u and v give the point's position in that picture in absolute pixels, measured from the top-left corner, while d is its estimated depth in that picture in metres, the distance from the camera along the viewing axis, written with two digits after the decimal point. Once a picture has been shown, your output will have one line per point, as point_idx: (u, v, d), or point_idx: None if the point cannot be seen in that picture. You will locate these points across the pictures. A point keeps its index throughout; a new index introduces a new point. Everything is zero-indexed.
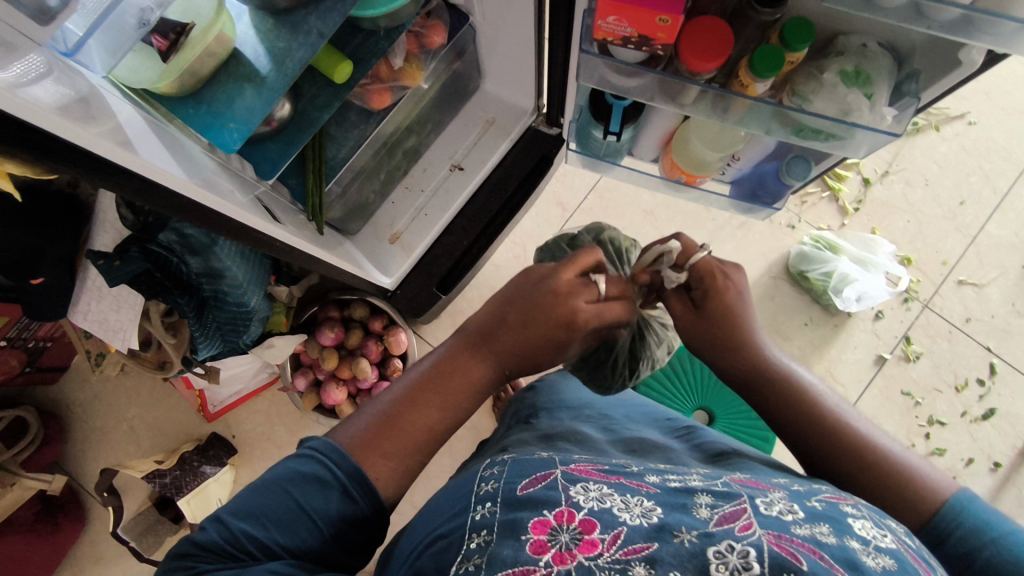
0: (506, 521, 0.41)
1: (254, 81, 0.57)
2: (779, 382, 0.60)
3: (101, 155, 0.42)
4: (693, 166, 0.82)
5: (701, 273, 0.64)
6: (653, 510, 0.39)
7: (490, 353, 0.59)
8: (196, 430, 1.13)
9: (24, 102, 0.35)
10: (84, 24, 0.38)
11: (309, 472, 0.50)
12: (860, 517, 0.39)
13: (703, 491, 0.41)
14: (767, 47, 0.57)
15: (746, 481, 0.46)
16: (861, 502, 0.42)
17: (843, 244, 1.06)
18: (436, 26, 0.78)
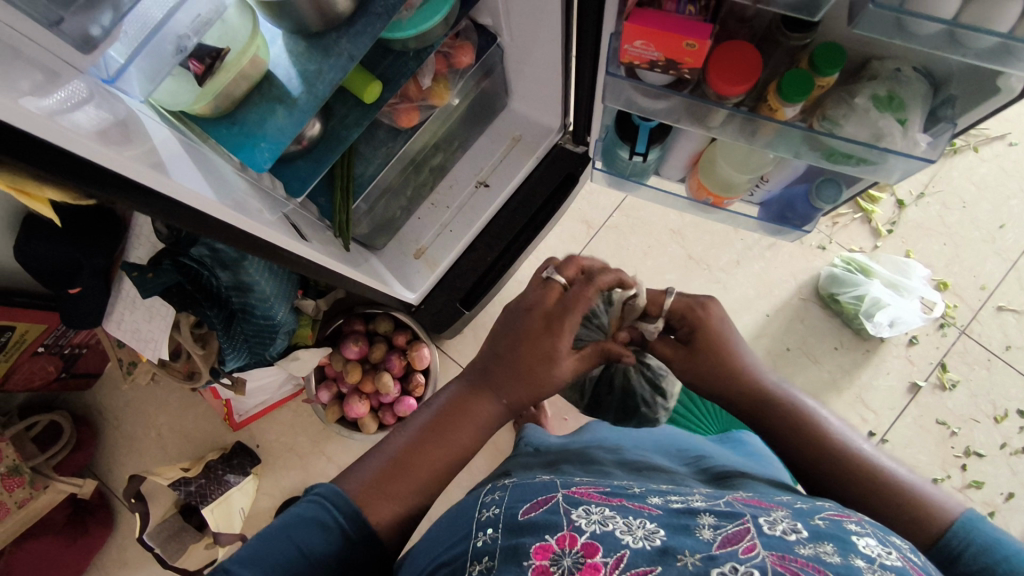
0: (509, 546, 0.42)
1: (285, 102, 0.58)
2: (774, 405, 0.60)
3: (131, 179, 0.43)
4: (721, 187, 0.81)
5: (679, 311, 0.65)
6: (655, 532, 0.40)
7: (497, 400, 0.62)
8: (222, 439, 1.14)
9: (60, 129, 0.36)
10: (124, 52, 0.40)
11: (311, 516, 0.53)
12: (864, 535, 0.40)
13: (705, 511, 0.42)
14: (796, 71, 0.56)
15: (748, 501, 0.47)
16: (865, 519, 0.43)
17: (875, 267, 1.04)
18: (464, 47, 0.78)
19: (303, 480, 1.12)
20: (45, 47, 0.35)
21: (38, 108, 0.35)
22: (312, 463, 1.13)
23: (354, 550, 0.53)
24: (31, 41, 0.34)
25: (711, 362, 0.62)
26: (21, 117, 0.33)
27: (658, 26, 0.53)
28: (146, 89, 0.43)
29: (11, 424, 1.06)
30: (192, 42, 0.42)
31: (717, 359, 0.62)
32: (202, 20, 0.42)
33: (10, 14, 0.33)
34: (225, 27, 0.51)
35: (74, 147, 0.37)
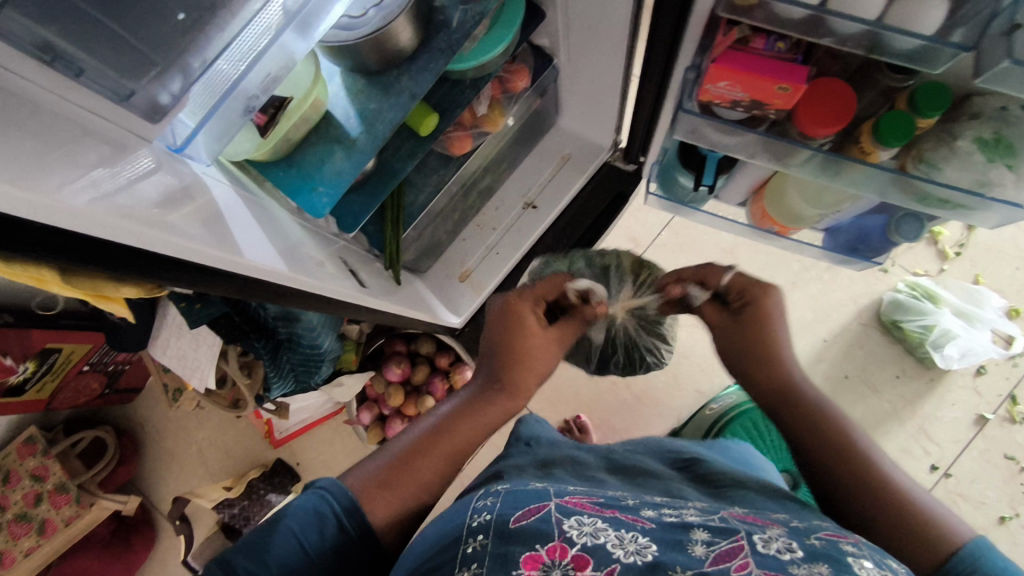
0: (498, 553, 0.36)
1: (344, 143, 0.55)
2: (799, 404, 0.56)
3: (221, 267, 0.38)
4: (789, 218, 0.76)
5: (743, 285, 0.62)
6: (647, 546, 0.36)
7: (503, 391, 0.61)
8: (262, 456, 1.14)
9: (122, 211, 0.31)
10: (194, 115, 0.37)
11: (309, 510, 0.49)
12: (863, 557, 0.36)
13: (700, 526, 0.38)
14: (895, 112, 0.52)
15: (746, 517, 0.42)
16: (862, 540, 0.39)
17: (943, 294, 0.99)
18: (521, 71, 0.75)
19: None
20: (112, 120, 0.33)
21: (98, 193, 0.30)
22: None
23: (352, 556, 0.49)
24: (97, 118, 0.32)
25: (757, 344, 0.60)
26: (82, 222, 0.28)
27: (747, 66, 0.48)
28: None
29: (56, 440, 1.07)
30: (260, 100, 0.40)
31: (761, 347, 0.60)
32: (272, 79, 0.40)
33: (78, 90, 0.31)
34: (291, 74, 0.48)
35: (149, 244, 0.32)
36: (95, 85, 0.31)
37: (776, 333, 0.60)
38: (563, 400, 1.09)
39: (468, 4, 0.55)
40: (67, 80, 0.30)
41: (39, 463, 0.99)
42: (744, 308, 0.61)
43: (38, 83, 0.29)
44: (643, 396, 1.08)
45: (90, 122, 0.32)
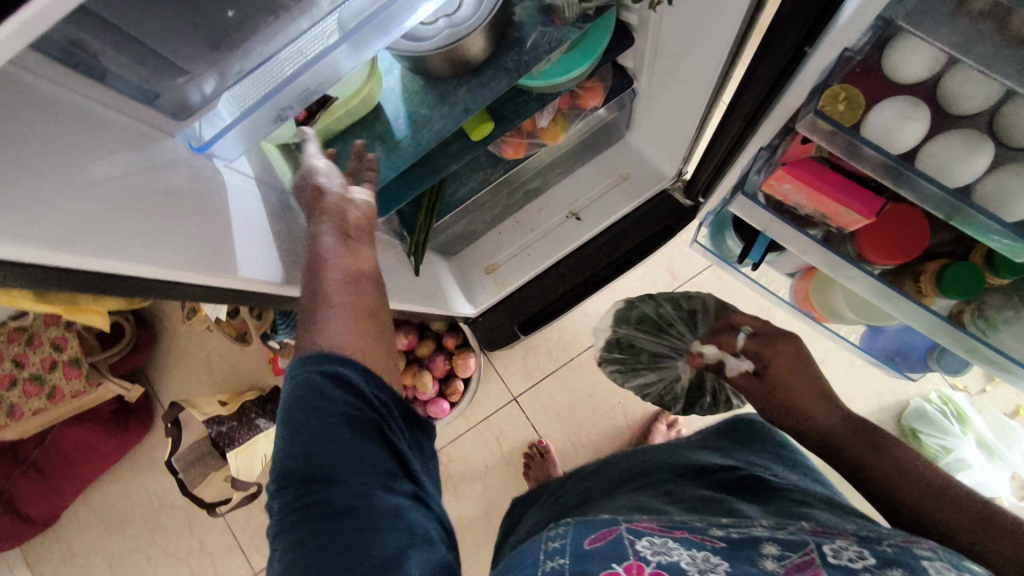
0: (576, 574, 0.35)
1: (387, 142, 0.55)
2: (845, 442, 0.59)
3: (224, 287, 0.38)
4: (826, 310, 0.71)
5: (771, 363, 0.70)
6: (720, 565, 0.34)
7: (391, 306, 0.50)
8: (263, 380, 1.18)
9: (112, 217, 0.30)
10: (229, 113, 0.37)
11: (303, 429, 0.40)
12: (932, 558, 0.35)
13: (769, 540, 0.37)
14: (966, 264, 0.47)
15: (814, 531, 0.40)
16: (935, 546, 0.37)
17: (974, 419, 0.94)
18: (594, 89, 0.71)
19: None
20: (141, 119, 0.34)
21: (106, 177, 0.30)
22: None
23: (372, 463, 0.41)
24: (124, 116, 0.33)
25: (790, 394, 0.66)
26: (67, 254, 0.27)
27: (817, 179, 0.45)
28: (240, 148, 0.40)
29: None
30: (293, 112, 0.39)
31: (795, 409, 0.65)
32: (308, 92, 0.38)
33: (105, 94, 0.32)
34: (346, 81, 0.47)
35: (122, 269, 0.31)
36: (124, 90, 0.32)
37: (796, 377, 0.67)
38: (558, 409, 1.10)
39: (547, 28, 0.51)
40: (91, 82, 0.30)
41: (61, 334, 1.04)
42: (769, 358, 0.70)
43: (59, 77, 0.29)
44: (636, 426, 1.08)
45: (115, 121, 0.32)
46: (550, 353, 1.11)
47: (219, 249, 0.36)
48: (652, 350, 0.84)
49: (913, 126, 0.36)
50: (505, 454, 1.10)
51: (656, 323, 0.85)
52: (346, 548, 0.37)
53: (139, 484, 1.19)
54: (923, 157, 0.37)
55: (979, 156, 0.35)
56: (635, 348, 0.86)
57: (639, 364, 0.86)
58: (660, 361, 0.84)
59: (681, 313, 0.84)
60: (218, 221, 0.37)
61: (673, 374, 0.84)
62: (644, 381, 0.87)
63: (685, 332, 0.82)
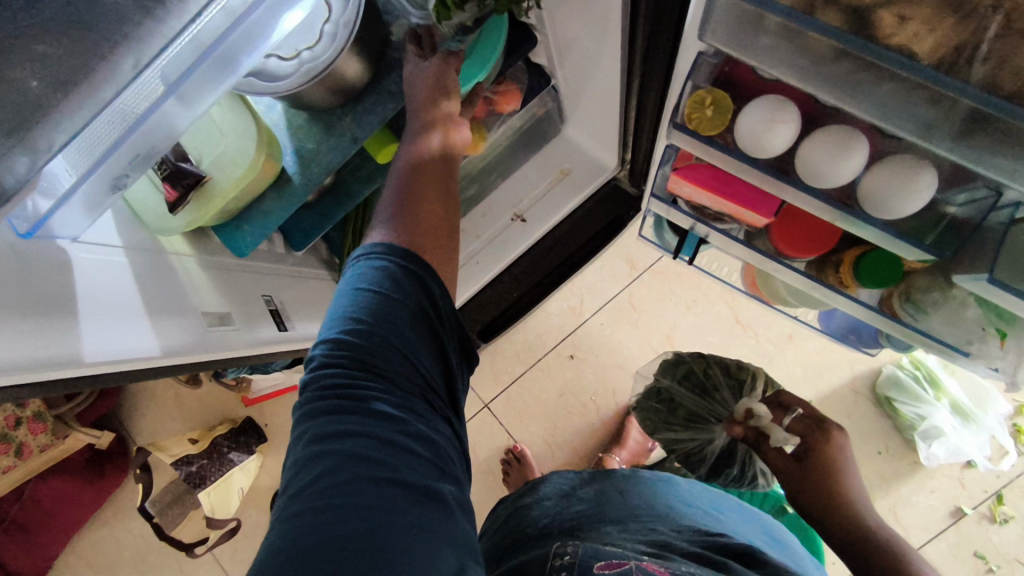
0: None
1: (277, 184, 0.52)
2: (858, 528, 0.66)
3: (80, 375, 0.35)
4: (773, 295, 0.69)
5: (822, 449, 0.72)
6: None
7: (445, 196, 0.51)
8: (234, 411, 1.16)
9: None
10: (69, 176, 0.34)
11: (377, 316, 0.41)
12: None
13: None
14: (882, 251, 0.45)
15: None
16: None
17: (947, 382, 0.92)
18: (509, 93, 0.68)
19: None
20: None
21: None
22: None
23: (422, 390, 0.42)
24: None
25: (827, 476, 0.70)
26: None
27: (715, 186, 0.42)
28: (84, 222, 0.37)
29: None
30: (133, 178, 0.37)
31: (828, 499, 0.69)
32: (143, 158, 0.36)
33: None
34: (221, 153, 0.44)
35: None
36: None
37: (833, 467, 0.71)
38: (531, 412, 1.08)
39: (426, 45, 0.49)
40: None
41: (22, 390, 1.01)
42: (812, 448, 0.72)
43: None
44: (611, 420, 1.06)
45: None
46: (517, 355, 1.09)
47: (67, 337, 0.34)
48: (692, 410, 0.83)
49: (780, 130, 0.34)
50: (483, 463, 1.08)
51: (700, 384, 0.84)
52: (385, 455, 0.37)
53: (123, 528, 1.19)
54: (798, 160, 0.35)
55: (854, 154, 0.33)
56: (674, 404, 0.84)
57: (673, 420, 0.84)
58: (697, 423, 0.82)
59: (729, 381, 0.83)
60: (63, 304, 0.35)
61: (707, 437, 0.82)
62: (672, 437, 0.84)
63: (729, 397, 0.82)
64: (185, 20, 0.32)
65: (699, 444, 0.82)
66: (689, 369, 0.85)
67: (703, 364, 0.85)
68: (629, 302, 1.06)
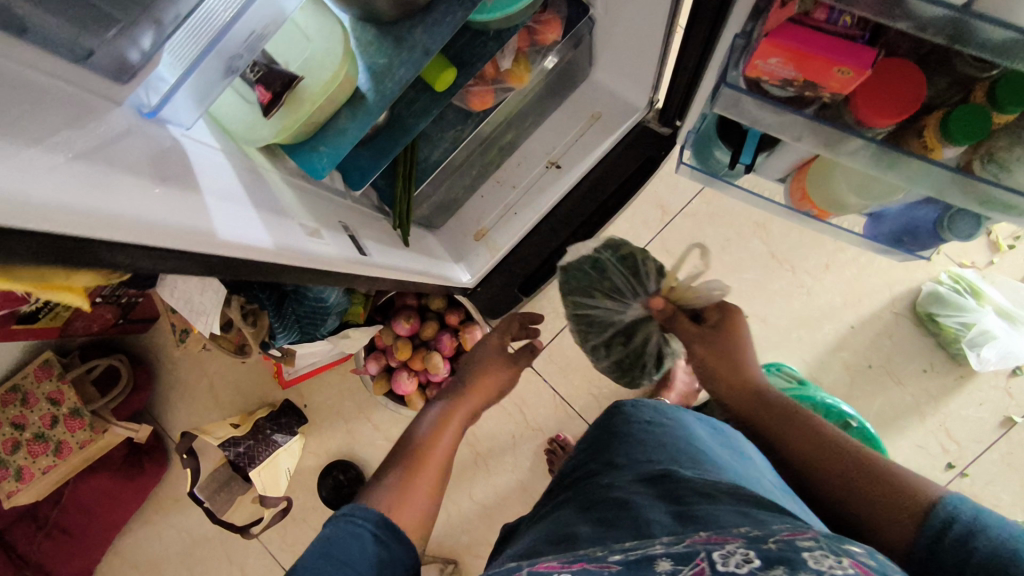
0: None
1: (351, 101, 0.50)
2: (756, 405, 0.69)
3: (208, 253, 0.35)
4: (829, 204, 0.70)
5: (722, 331, 0.75)
6: None
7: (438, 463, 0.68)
8: (271, 395, 1.15)
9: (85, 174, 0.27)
10: (172, 71, 0.33)
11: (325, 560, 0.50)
12: (815, 549, 0.36)
13: (663, 556, 0.37)
14: (968, 106, 0.45)
15: (710, 537, 0.40)
16: (819, 536, 0.39)
17: (989, 291, 0.93)
18: (551, 22, 0.69)
19: (348, 444, 1.12)
20: (89, 87, 0.30)
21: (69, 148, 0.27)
22: (356, 429, 1.12)
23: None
24: (61, 83, 0.29)
25: (727, 351, 0.73)
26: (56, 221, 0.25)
27: (806, 45, 0.43)
28: (195, 111, 0.37)
29: (73, 365, 1.08)
30: (244, 61, 0.36)
31: (728, 363, 0.72)
32: (258, 37, 0.35)
33: (36, 56, 0.28)
34: (307, 57, 0.44)
35: (104, 232, 0.28)
36: (53, 47, 0.28)
37: (744, 345, 0.74)
38: (574, 365, 1.08)
39: None
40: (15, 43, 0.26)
41: (55, 387, 1.00)
42: (722, 321, 0.76)
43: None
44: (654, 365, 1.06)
45: (59, 90, 0.29)
46: (556, 312, 1.08)
47: (202, 217, 0.34)
48: (618, 284, 0.83)
49: None
50: (530, 421, 1.08)
51: (634, 268, 0.84)
52: None
53: (166, 523, 1.17)
54: None
55: None
56: (602, 275, 0.85)
57: (597, 289, 0.85)
58: (617, 296, 0.84)
59: (655, 272, 0.84)
60: (191, 186, 0.35)
61: (618, 310, 0.84)
62: (589, 305, 0.86)
63: (650, 281, 0.83)
64: None
65: (604, 309, 0.85)
66: (611, 251, 0.86)
67: (625, 245, 0.85)
68: (663, 247, 1.06)
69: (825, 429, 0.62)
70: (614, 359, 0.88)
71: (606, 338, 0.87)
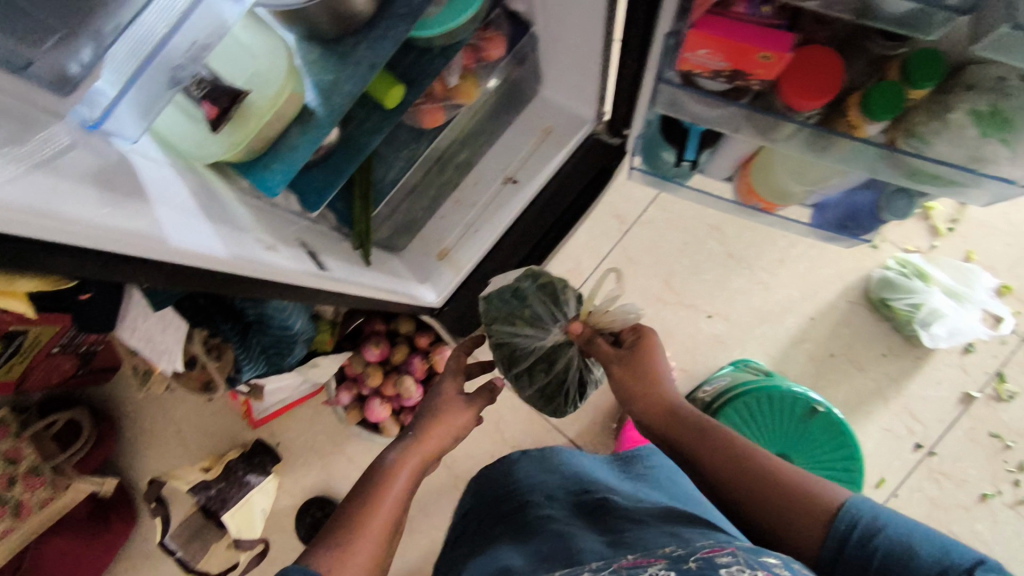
0: None
1: (301, 118, 0.51)
2: (668, 421, 0.63)
3: (155, 259, 0.37)
4: (776, 195, 0.73)
5: (642, 354, 0.67)
6: None
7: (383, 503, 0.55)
8: (242, 436, 1.12)
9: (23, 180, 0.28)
10: (112, 86, 0.33)
11: None
12: (732, 565, 0.38)
13: None
14: (885, 84, 0.49)
15: (636, 561, 0.43)
16: (738, 551, 0.41)
17: (934, 272, 0.98)
18: (495, 39, 0.71)
19: (324, 479, 1.09)
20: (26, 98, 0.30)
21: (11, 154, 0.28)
22: (332, 464, 1.10)
23: None
24: None
25: (643, 377, 0.65)
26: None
27: (728, 34, 0.45)
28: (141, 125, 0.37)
29: (31, 421, 1.04)
30: (188, 72, 0.36)
31: (644, 389, 0.65)
32: (199, 47, 0.36)
33: None
34: (253, 73, 0.45)
35: (28, 226, 0.28)
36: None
37: (657, 365, 0.66)
38: None
39: None
40: None
41: (10, 445, 0.95)
42: (638, 341, 0.68)
43: None
44: None
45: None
46: None
47: (148, 221, 0.35)
48: (537, 312, 0.75)
49: None
50: (507, 438, 1.07)
51: (553, 293, 0.76)
52: None
53: None
54: None
55: None
56: (520, 301, 0.76)
57: (516, 317, 0.76)
58: (537, 324, 0.75)
59: (574, 298, 0.76)
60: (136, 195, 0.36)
61: (538, 341, 0.75)
62: (507, 334, 0.77)
63: (570, 306, 0.75)
64: None
65: (524, 339, 0.76)
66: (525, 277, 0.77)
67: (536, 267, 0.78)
68: (625, 255, 1.08)
69: (734, 439, 0.60)
70: (536, 390, 0.79)
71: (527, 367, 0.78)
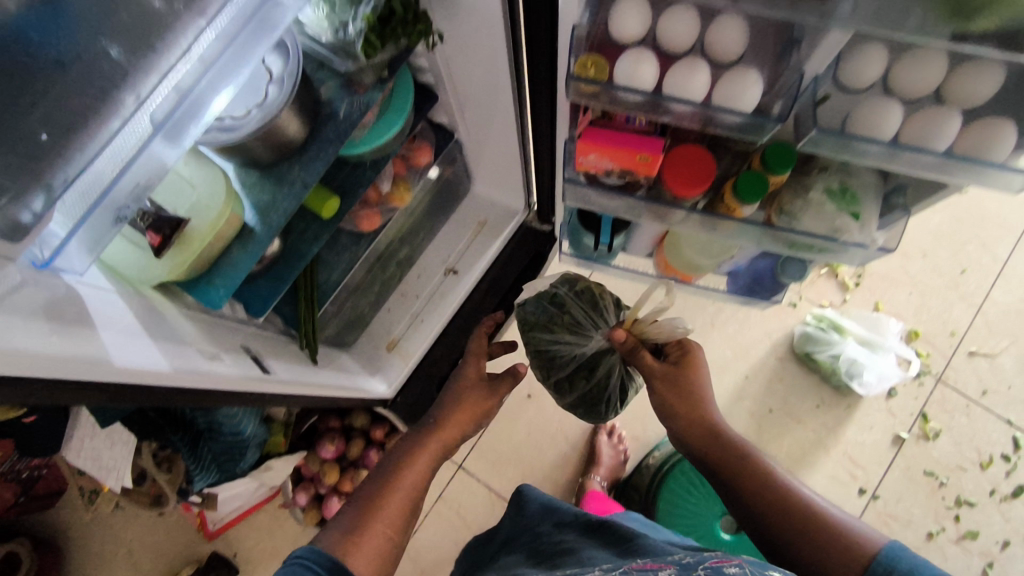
0: None
1: (241, 237, 0.56)
2: (709, 444, 0.65)
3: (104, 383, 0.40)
4: (687, 268, 0.81)
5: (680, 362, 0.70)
6: None
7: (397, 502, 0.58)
8: (196, 550, 1.09)
9: None
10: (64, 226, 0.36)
11: None
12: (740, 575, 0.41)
13: None
14: (749, 172, 0.57)
15: (645, 564, 0.47)
16: (744, 560, 0.44)
17: (848, 324, 1.06)
18: (422, 148, 0.79)
19: None
20: None
21: None
22: None
23: None
24: None
25: (680, 395, 0.68)
26: None
27: (608, 142, 0.54)
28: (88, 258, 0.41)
29: None
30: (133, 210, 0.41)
31: (684, 397, 0.68)
32: (142, 187, 0.39)
33: None
34: (193, 202, 0.50)
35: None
36: None
37: (699, 385, 0.69)
38: (505, 459, 1.10)
39: (353, 98, 0.55)
40: None
41: None
42: (683, 352, 0.71)
43: None
44: (580, 445, 1.10)
45: None
46: None
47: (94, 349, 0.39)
48: (578, 317, 0.79)
49: (646, 66, 0.45)
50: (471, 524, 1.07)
51: (592, 300, 0.81)
52: None
53: None
54: (668, 89, 0.46)
55: (699, 72, 0.45)
56: (562, 308, 0.81)
57: (557, 324, 0.81)
58: (578, 330, 0.79)
59: (612, 305, 0.82)
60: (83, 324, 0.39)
61: (581, 346, 0.79)
62: (547, 341, 0.82)
63: (608, 315, 0.80)
64: (176, 55, 0.36)
65: (564, 343, 0.80)
66: (563, 288, 0.83)
67: (567, 278, 0.84)
68: None
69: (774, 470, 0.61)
70: (574, 399, 0.83)
71: (569, 373, 0.81)
